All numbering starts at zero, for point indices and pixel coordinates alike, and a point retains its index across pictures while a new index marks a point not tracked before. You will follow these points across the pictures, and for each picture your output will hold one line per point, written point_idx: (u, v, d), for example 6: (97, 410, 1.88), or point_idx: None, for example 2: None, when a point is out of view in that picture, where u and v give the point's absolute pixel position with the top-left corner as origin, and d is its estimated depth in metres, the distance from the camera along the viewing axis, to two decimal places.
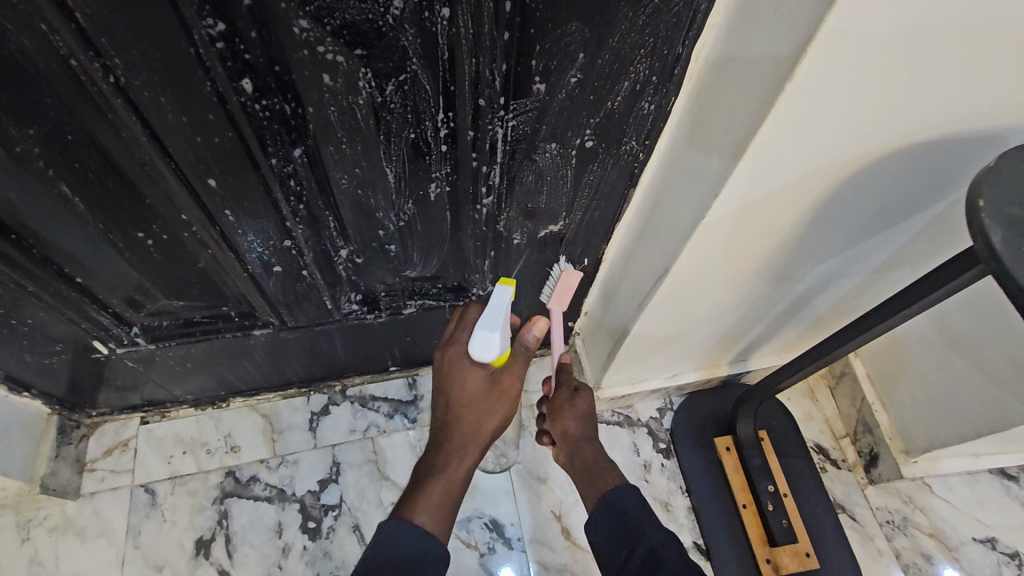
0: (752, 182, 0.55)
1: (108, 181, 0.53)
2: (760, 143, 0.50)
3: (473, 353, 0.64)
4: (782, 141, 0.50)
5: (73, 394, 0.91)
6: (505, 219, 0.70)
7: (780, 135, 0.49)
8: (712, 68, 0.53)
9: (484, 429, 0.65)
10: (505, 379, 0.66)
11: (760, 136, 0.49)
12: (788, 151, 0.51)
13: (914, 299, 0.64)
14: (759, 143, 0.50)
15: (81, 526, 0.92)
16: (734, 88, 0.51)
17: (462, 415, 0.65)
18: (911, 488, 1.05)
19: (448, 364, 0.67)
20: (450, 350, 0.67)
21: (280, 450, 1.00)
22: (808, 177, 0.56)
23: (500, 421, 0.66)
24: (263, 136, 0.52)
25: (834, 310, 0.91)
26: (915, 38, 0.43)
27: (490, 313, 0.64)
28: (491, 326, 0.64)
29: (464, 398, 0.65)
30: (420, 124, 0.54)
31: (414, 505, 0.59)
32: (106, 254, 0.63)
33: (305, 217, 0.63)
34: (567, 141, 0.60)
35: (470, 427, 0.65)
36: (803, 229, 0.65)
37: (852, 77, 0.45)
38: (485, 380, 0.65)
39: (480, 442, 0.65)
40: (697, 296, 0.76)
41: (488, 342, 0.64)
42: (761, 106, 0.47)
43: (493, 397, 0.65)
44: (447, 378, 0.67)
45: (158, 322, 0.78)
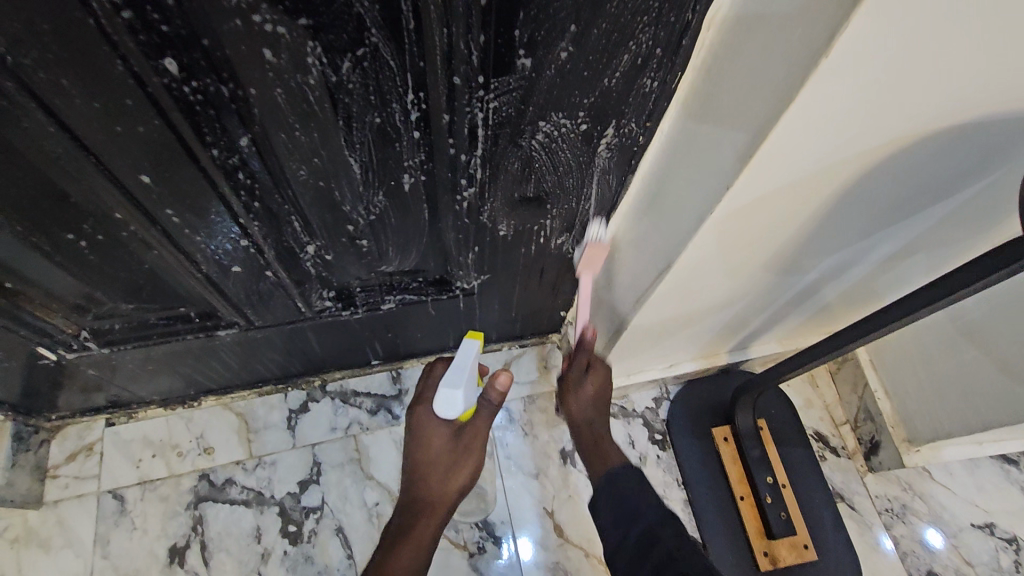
0: (768, 175, 0.47)
1: (19, 178, 0.45)
2: (779, 133, 0.42)
3: (439, 410, 0.66)
4: (806, 129, 0.42)
5: (26, 400, 0.83)
6: (488, 210, 0.64)
7: (803, 123, 0.42)
8: (726, 38, 0.45)
9: (450, 490, 0.69)
10: (466, 439, 0.70)
11: (781, 126, 0.41)
12: (811, 140, 0.44)
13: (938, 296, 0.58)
14: (780, 133, 0.42)
15: (45, 537, 0.86)
16: (750, 66, 0.43)
17: (428, 475, 0.69)
18: (910, 475, 1.02)
19: (415, 424, 0.70)
20: (419, 409, 0.71)
21: (256, 451, 0.95)
22: (832, 167, 0.49)
23: (466, 480, 0.70)
24: (198, 124, 0.44)
25: (842, 298, 0.86)
26: (977, 5, 0.35)
27: (456, 369, 0.66)
28: (455, 383, 0.66)
29: (428, 460, 0.69)
30: (385, 106, 0.46)
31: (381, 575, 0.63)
32: (34, 257, 0.55)
33: (261, 212, 0.56)
34: (556, 123, 0.52)
35: (437, 488, 0.69)
36: (819, 219, 0.58)
37: (893, 59, 0.37)
38: (447, 440, 0.69)
39: (446, 502, 0.69)
40: (699, 288, 0.70)
41: (451, 399, 0.66)
42: (785, 88, 0.40)
43: (457, 457, 0.69)
44: (414, 439, 0.71)
45: (108, 325, 0.71)
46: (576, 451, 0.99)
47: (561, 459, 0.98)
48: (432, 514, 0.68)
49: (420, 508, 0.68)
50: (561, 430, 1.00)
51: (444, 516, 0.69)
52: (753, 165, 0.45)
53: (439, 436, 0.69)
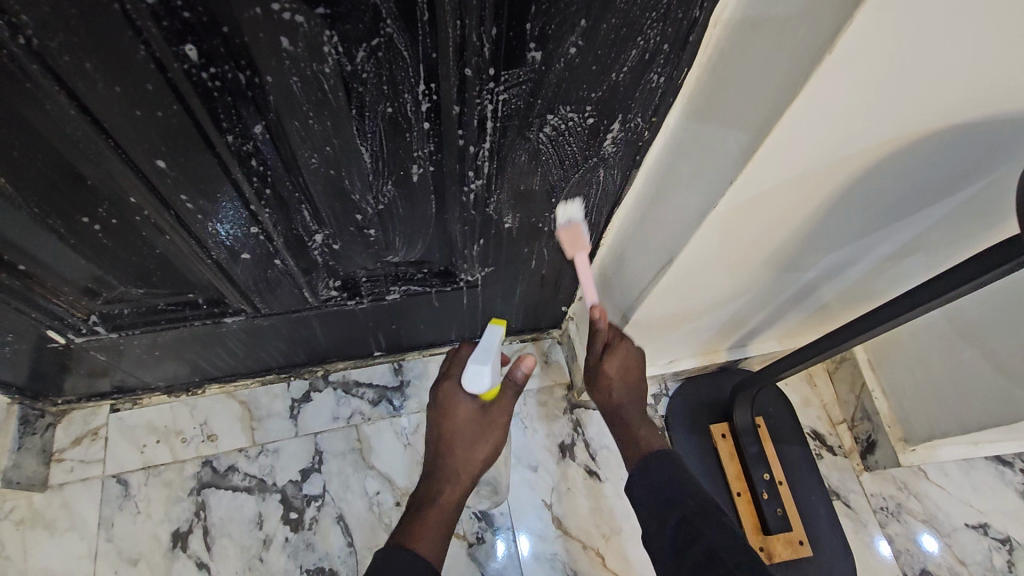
0: (771, 171, 0.48)
1: (38, 160, 0.46)
2: (783, 131, 0.43)
3: (465, 384, 0.71)
4: (809, 128, 0.43)
5: (34, 383, 0.85)
6: (495, 202, 0.65)
7: (806, 121, 0.43)
8: (732, 36, 0.46)
9: (475, 460, 0.72)
10: (493, 414, 0.73)
11: (785, 123, 0.42)
12: (814, 138, 0.45)
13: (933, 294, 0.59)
14: (783, 131, 0.43)
15: (49, 520, 0.87)
16: (756, 64, 0.44)
17: (453, 446, 0.71)
18: (905, 474, 1.03)
19: (441, 397, 0.74)
20: (446, 385, 0.74)
21: (259, 438, 0.96)
22: (833, 164, 0.50)
23: (490, 452, 0.73)
24: (214, 110, 0.45)
25: (841, 297, 0.87)
26: (974, 10, 0.36)
27: (483, 350, 0.71)
28: (482, 361, 0.70)
29: (454, 430, 0.72)
30: (397, 96, 0.47)
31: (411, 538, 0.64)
32: (48, 239, 0.56)
33: (272, 199, 0.57)
34: (564, 116, 0.53)
35: (462, 458, 0.71)
36: (819, 217, 0.59)
37: (894, 58, 0.38)
38: (474, 412, 0.72)
39: (470, 472, 0.71)
40: (700, 285, 0.71)
41: (478, 375, 0.71)
42: (788, 86, 0.40)
43: (483, 429, 0.72)
44: (438, 413, 0.73)
45: (117, 310, 0.72)
46: (575, 445, 1.00)
47: (561, 452, 0.99)
48: (455, 483, 0.70)
49: (445, 477, 0.71)
50: (561, 424, 1.01)
51: (468, 487, 0.72)
52: (756, 161, 0.46)
53: (466, 410, 0.72)
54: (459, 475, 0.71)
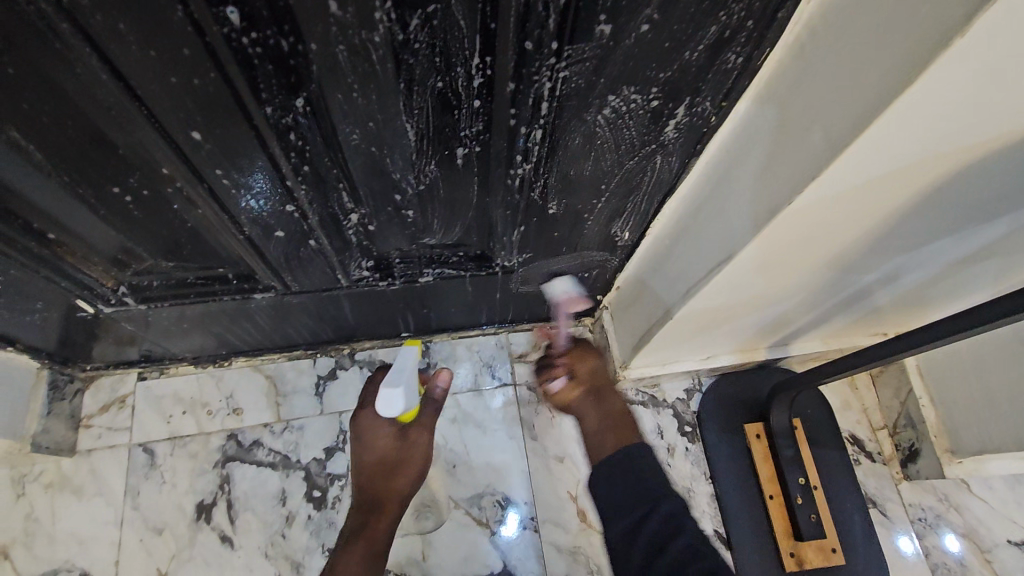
0: (855, 171, 0.44)
1: (67, 126, 0.43)
2: (883, 126, 0.38)
3: (379, 408, 0.71)
4: (909, 126, 0.39)
5: (64, 349, 0.84)
6: (541, 186, 0.61)
7: (911, 116, 0.38)
8: (827, 16, 0.41)
9: (401, 481, 0.77)
10: (411, 434, 0.78)
11: (883, 122, 0.38)
12: (914, 135, 0.40)
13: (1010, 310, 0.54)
14: (878, 130, 0.38)
15: (78, 484, 0.88)
16: (858, 47, 0.39)
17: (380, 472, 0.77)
18: (947, 486, 0.98)
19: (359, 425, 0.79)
20: (362, 414, 0.78)
21: (284, 415, 0.95)
22: (924, 164, 0.45)
23: (413, 475, 0.78)
24: (254, 80, 0.41)
25: (897, 301, 0.82)
26: None
27: (395, 372, 0.73)
28: (395, 382, 0.72)
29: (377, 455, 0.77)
30: (449, 70, 0.43)
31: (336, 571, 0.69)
32: (76, 208, 0.54)
33: (309, 176, 0.54)
34: (626, 98, 0.49)
35: (386, 484, 0.77)
36: (897, 218, 0.54)
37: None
38: (393, 437, 0.77)
39: (396, 494, 0.77)
40: (753, 283, 0.67)
41: (390, 396, 0.71)
42: (898, 74, 0.36)
43: (403, 452, 0.77)
44: (359, 444, 0.78)
45: (147, 282, 0.70)
46: None
47: None
48: (386, 509, 0.77)
49: (374, 505, 0.76)
50: None
51: (397, 510, 0.77)
52: (842, 161, 0.42)
53: (385, 435, 0.76)
54: (387, 500, 0.77)
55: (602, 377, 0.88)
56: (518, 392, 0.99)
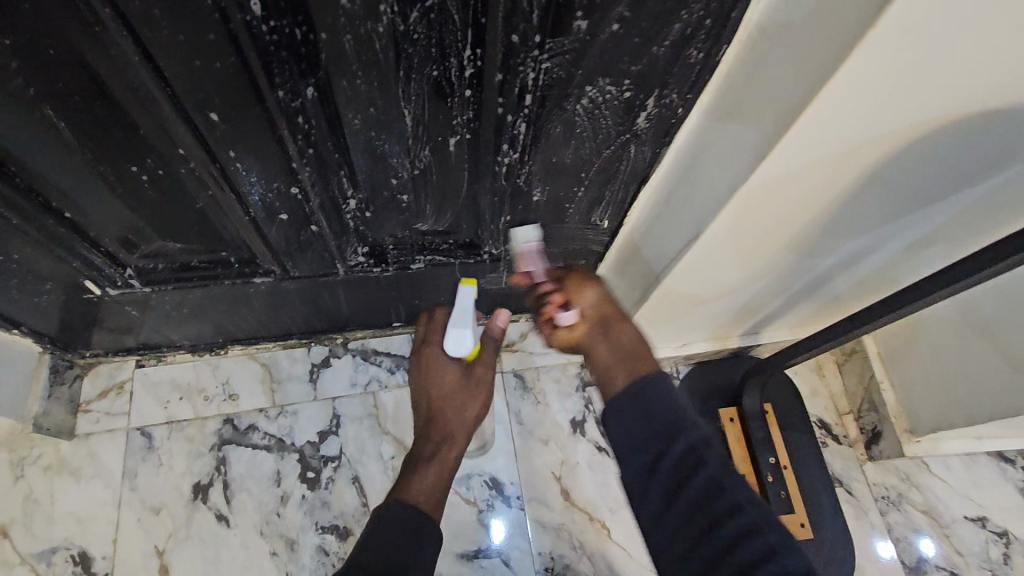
0: (799, 153, 0.50)
1: (95, 106, 0.48)
2: (824, 103, 0.44)
3: (447, 348, 0.76)
4: (839, 111, 0.45)
5: (65, 334, 0.87)
6: (526, 173, 0.66)
7: (847, 94, 0.44)
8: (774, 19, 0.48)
9: (464, 419, 0.76)
10: (477, 371, 0.77)
11: (818, 106, 0.44)
12: (852, 114, 0.46)
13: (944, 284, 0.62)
14: (815, 113, 0.45)
15: (76, 467, 0.90)
16: (801, 39, 0.45)
17: (444, 407, 0.75)
18: (907, 466, 1.04)
19: (424, 362, 0.78)
20: (428, 350, 0.77)
21: (279, 400, 0.98)
22: (858, 149, 0.51)
23: (478, 410, 0.77)
24: (269, 64, 0.46)
25: (857, 287, 0.89)
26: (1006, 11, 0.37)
27: (460, 313, 0.75)
28: (462, 324, 0.75)
29: (443, 390, 0.76)
30: (444, 60, 0.49)
31: (412, 492, 0.67)
32: (95, 186, 0.58)
33: (314, 159, 0.58)
34: (602, 88, 0.54)
35: (454, 418, 0.75)
36: (847, 199, 0.60)
37: (927, 46, 0.40)
38: (458, 373, 0.76)
39: (462, 430, 0.75)
40: (722, 265, 0.72)
41: (459, 337, 0.75)
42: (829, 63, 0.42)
43: (470, 389, 0.76)
44: (425, 377, 0.77)
45: (153, 264, 0.74)
46: (585, 422, 1.02)
47: (572, 428, 1.01)
48: (451, 443, 0.74)
49: (440, 438, 0.74)
50: (573, 400, 1.03)
51: (463, 445, 0.75)
52: (786, 143, 0.48)
53: (451, 372, 0.76)
54: (452, 436, 0.74)
55: (613, 308, 0.68)
56: (505, 378, 1.03)
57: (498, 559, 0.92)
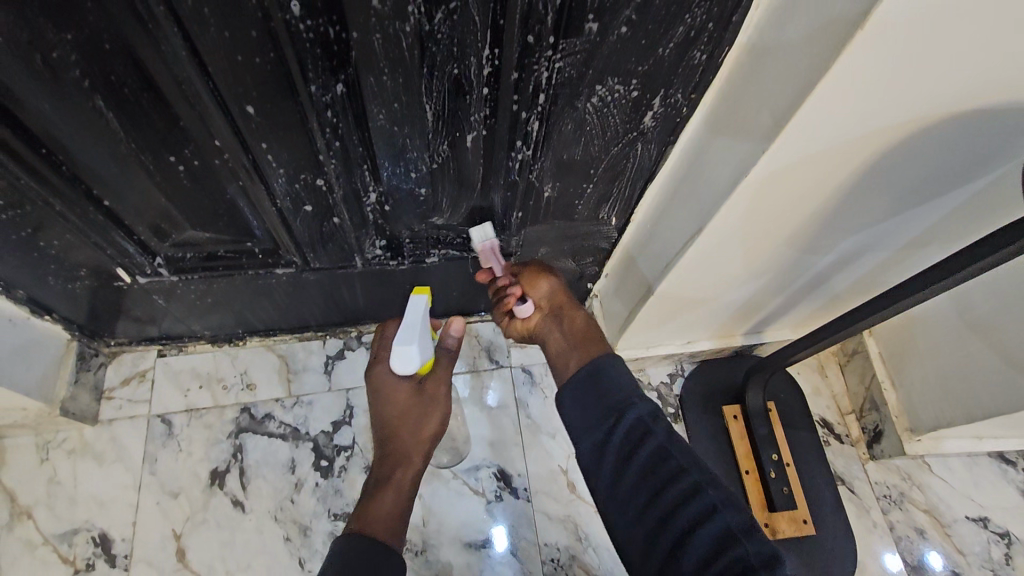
0: (795, 147, 0.53)
1: (142, 98, 0.52)
2: (815, 100, 0.47)
3: (395, 367, 0.71)
4: (831, 105, 0.48)
5: (93, 322, 0.91)
6: (538, 169, 0.70)
7: (837, 91, 0.47)
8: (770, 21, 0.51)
9: (421, 437, 0.76)
10: (428, 388, 0.78)
11: (812, 99, 0.47)
12: (842, 111, 0.50)
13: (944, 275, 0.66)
14: (809, 107, 0.48)
15: (99, 451, 0.94)
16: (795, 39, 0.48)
17: (401, 429, 0.76)
18: (910, 465, 1.06)
19: (376, 384, 0.77)
20: (378, 369, 0.77)
21: (294, 390, 1.01)
22: (850, 144, 0.54)
23: (434, 425, 0.77)
24: (304, 61, 0.50)
25: (856, 286, 0.91)
26: (982, 7, 0.41)
27: (407, 328, 0.70)
28: (409, 339, 0.70)
29: (398, 412, 0.76)
30: (464, 59, 0.53)
31: (371, 518, 0.69)
32: (136, 175, 0.62)
33: (340, 152, 0.62)
34: (611, 87, 0.58)
35: (410, 436, 0.76)
36: (842, 196, 0.63)
37: (910, 42, 0.43)
38: (412, 392, 0.76)
39: (418, 450, 0.76)
40: (724, 261, 0.75)
41: (406, 356, 0.70)
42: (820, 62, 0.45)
43: (424, 408, 0.77)
44: (380, 398, 0.77)
45: (181, 254, 0.78)
46: None
47: None
48: (410, 462, 0.76)
49: (397, 459, 0.75)
50: None
51: (420, 462, 0.77)
52: (783, 138, 0.51)
53: (403, 391, 0.76)
54: (410, 455, 0.76)
55: (564, 300, 0.81)
56: (513, 373, 1.06)
57: (505, 549, 0.94)
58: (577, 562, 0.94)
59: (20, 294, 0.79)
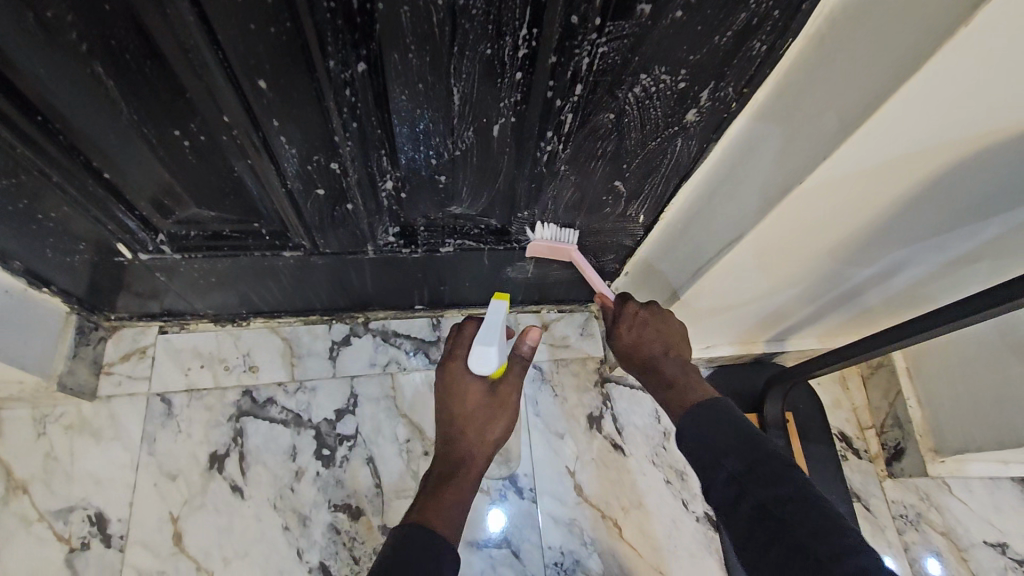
0: (854, 162, 0.49)
1: (145, 65, 0.47)
2: (891, 108, 0.42)
3: (472, 366, 0.71)
4: (901, 121, 0.44)
5: (93, 295, 0.87)
6: (566, 161, 0.65)
7: (913, 107, 0.42)
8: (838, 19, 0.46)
9: (488, 441, 0.74)
10: (503, 391, 0.75)
11: (882, 113, 0.43)
12: (913, 126, 0.45)
13: (993, 302, 0.60)
14: (879, 120, 0.43)
15: (96, 428, 0.91)
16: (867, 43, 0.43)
17: (468, 427, 0.73)
18: (928, 485, 1.02)
19: (451, 380, 0.75)
20: (452, 365, 0.75)
21: (298, 375, 0.98)
22: (913, 160, 0.50)
23: (502, 427, 0.75)
24: (323, 33, 0.45)
25: (890, 300, 0.87)
26: None
27: (488, 328, 0.71)
28: (490, 340, 0.71)
29: (469, 412, 0.73)
30: (499, 38, 0.48)
31: (436, 513, 0.65)
32: (139, 150, 0.57)
33: (356, 133, 0.57)
34: (656, 77, 0.53)
35: (476, 439, 0.74)
36: (894, 210, 0.59)
37: (1000, 55, 0.39)
38: (484, 394, 0.74)
39: (483, 454, 0.74)
40: (759, 270, 0.71)
41: (485, 356, 0.70)
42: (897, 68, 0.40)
43: (494, 410, 0.74)
44: (450, 395, 0.75)
45: (185, 231, 0.74)
46: (603, 418, 1.01)
47: (588, 423, 1.00)
48: (473, 461, 0.73)
49: (462, 458, 0.73)
50: (590, 396, 1.02)
51: (485, 464, 0.74)
52: (842, 153, 0.47)
53: (477, 392, 0.74)
54: (475, 454, 0.73)
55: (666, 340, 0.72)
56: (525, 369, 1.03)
57: (507, 550, 0.91)
58: (581, 568, 0.91)
59: (16, 265, 0.76)
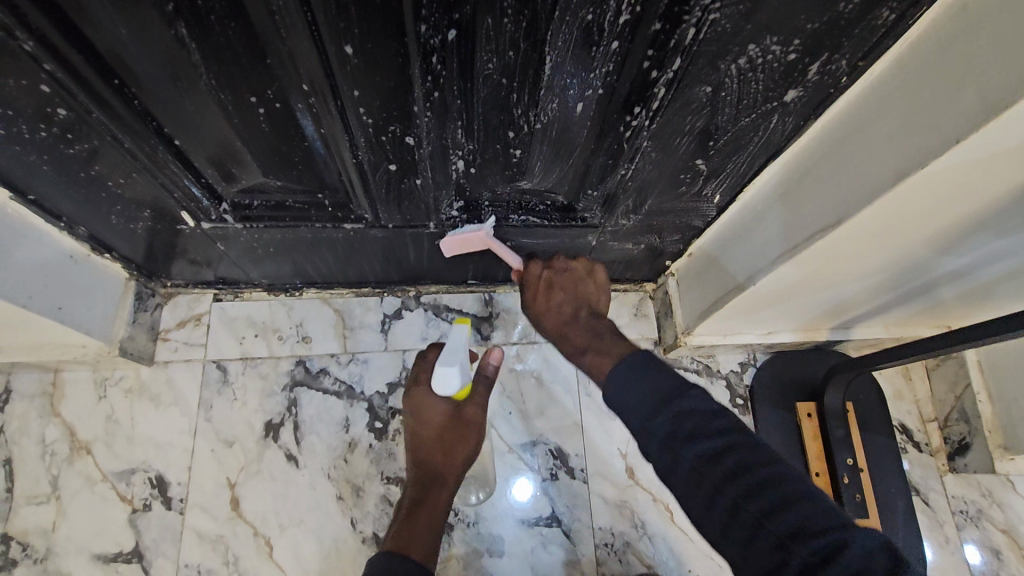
0: (981, 150, 0.44)
1: (231, 28, 0.44)
2: None
3: (435, 387, 0.71)
4: None
5: (151, 262, 0.87)
6: (649, 137, 0.61)
7: None
8: None
9: (456, 461, 0.73)
10: (465, 413, 0.74)
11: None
12: None
13: None
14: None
15: (156, 393, 0.93)
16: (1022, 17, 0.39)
17: (434, 448, 0.73)
18: (992, 482, 0.99)
19: (414, 406, 0.75)
20: (416, 391, 0.75)
21: (350, 347, 0.98)
22: None
23: (472, 449, 0.74)
24: None
25: (972, 294, 0.82)
26: None
27: (449, 351, 0.73)
28: (451, 360, 0.71)
29: (432, 430, 0.74)
30: (603, 2, 0.44)
31: (407, 540, 0.64)
32: (213, 118, 0.56)
33: (436, 105, 0.55)
34: (767, 47, 0.49)
35: (446, 456, 0.73)
36: (1008, 202, 0.54)
37: None
38: (448, 413, 0.74)
39: (454, 469, 0.73)
40: (843, 260, 0.67)
41: (447, 375, 0.71)
42: None
43: (458, 428, 0.74)
44: (415, 418, 0.75)
45: (248, 201, 0.72)
46: None
47: None
48: (445, 482, 0.72)
49: (433, 479, 0.72)
50: None
51: (455, 485, 0.73)
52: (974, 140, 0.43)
53: (439, 411, 0.74)
54: (444, 474, 0.73)
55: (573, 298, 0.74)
56: None
57: (558, 528, 0.91)
58: (632, 550, 0.91)
59: (81, 231, 0.76)
